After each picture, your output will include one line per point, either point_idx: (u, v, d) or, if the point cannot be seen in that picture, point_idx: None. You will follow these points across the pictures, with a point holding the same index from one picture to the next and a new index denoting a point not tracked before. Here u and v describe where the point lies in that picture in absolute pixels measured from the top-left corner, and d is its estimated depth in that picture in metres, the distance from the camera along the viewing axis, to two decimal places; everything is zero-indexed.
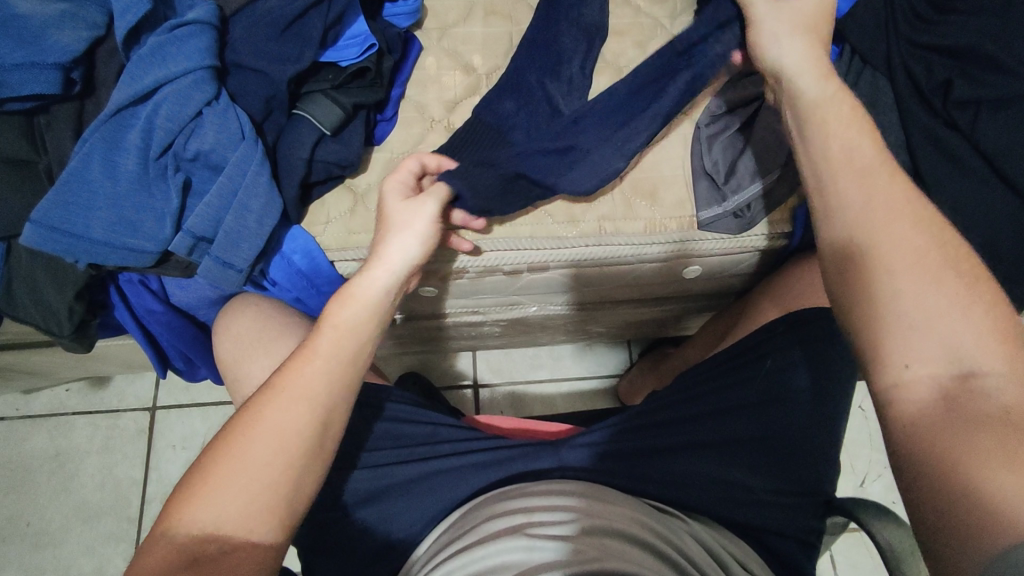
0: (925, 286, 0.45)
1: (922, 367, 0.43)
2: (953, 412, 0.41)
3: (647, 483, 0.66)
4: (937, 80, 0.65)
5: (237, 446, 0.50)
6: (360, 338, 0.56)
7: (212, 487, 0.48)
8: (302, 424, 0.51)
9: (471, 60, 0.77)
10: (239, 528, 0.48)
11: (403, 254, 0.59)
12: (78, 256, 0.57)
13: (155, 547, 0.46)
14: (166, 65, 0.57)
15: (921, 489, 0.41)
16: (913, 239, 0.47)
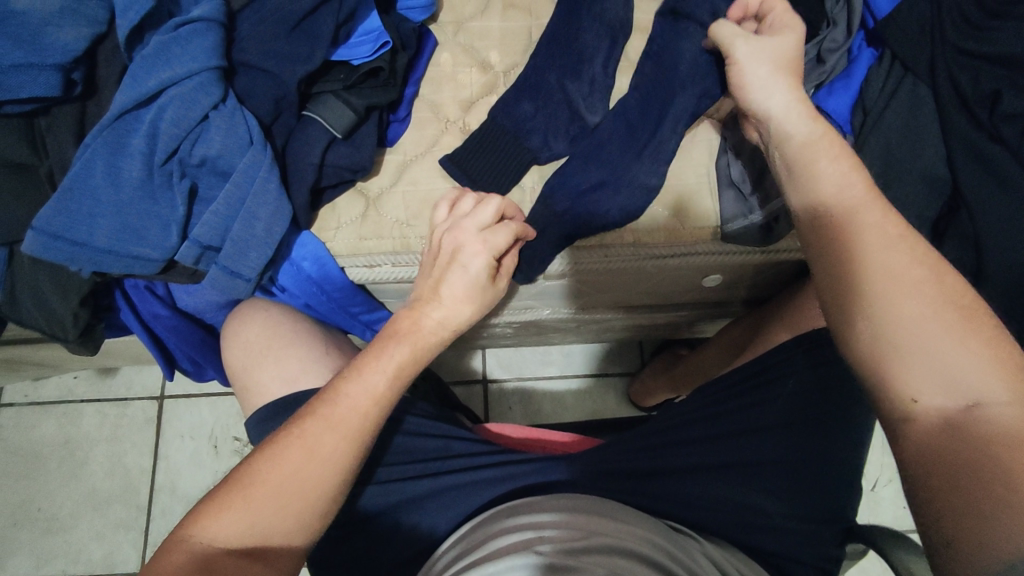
0: (925, 309, 0.44)
1: (929, 401, 0.43)
2: (958, 444, 0.41)
3: (662, 503, 0.65)
4: (984, 90, 0.62)
5: (277, 460, 0.49)
6: (408, 375, 0.55)
7: (248, 496, 0.48)
8: (345, 451, 0.50)
9: (489, 56, 0.73)
10: (269, 542, 0.48)
11: (465, 309, 0.58)
12: (82, 265, 0.56)
13: (179, 549, 0.46)
14: (171, 67, 0.55)
15: (940, 507, 0.40)
16: (902, 260, 0.46)
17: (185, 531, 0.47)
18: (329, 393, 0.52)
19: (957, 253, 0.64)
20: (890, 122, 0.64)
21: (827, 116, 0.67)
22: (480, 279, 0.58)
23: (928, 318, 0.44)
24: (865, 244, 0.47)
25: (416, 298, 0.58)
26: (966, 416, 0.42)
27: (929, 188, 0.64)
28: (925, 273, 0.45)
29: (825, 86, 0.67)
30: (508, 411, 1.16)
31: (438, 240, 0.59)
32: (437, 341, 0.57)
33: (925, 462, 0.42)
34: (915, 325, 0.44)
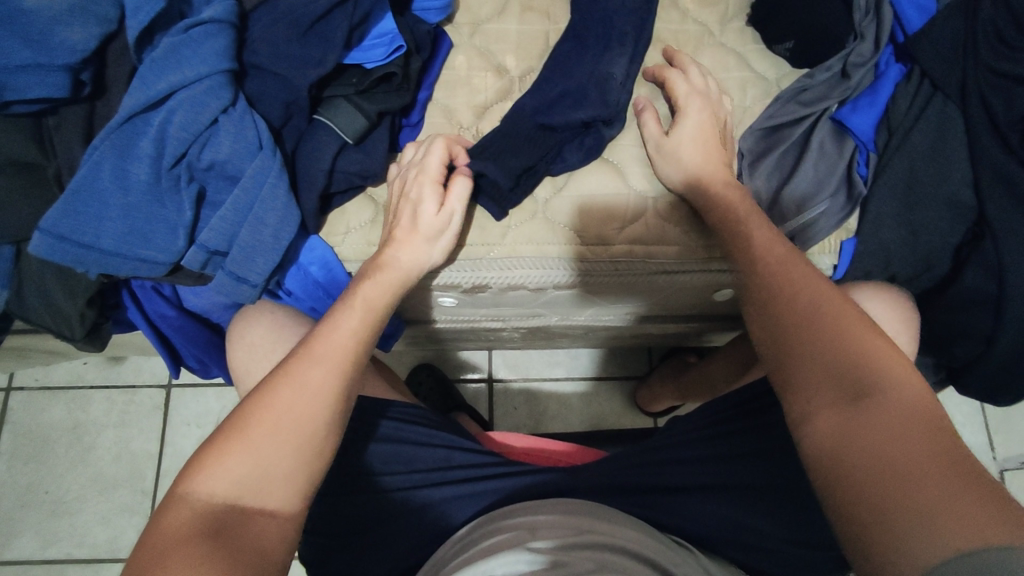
0: (841, 339, 0.49)
1: (822, 400, 0.47)
2: (881, 435, 0.42)
3: (662, 515, 0.64)
4: (1016, 116, 0.60)
5: (271, 400, 0.50)
6: (383, 306, 0.58)
7: (247, 442, 0.47)
8: (333, 387, 0.52)
9: (505, 60, 0.72)
10: (265, 485, 0.47)
11: (429, 245, 0.61)
12: (88, 266, 0.55)
13: (179, 506, 0.44)
14: (181, 69, 0.54)
15: (850, 498, 0.41)
16: (811, 294, 0.52)
17: (182, 485, 0.46)
18: (310, 336, 0.54)
19: (979, 281, 0.62)
20: (916, 142, 0.62)
21: (851, 133, 0.65)
22: (432, 205, 0.61)
23: (851, 352, 0.48)
24: (776, 281, 0.54)
25: (384, 238, 0.62)
26: (851, 415, 0.45)
27: (951, 213, 0.62)
28: (837, 309, 0.51)
29: (850, 102, 0.65)
30: (513, 411, 1.15)
31: (401, 177, 0.64)
32: (407, 276, 0.60)
33: (824, 464, 0.44)
34: (827, 350, 0.49)
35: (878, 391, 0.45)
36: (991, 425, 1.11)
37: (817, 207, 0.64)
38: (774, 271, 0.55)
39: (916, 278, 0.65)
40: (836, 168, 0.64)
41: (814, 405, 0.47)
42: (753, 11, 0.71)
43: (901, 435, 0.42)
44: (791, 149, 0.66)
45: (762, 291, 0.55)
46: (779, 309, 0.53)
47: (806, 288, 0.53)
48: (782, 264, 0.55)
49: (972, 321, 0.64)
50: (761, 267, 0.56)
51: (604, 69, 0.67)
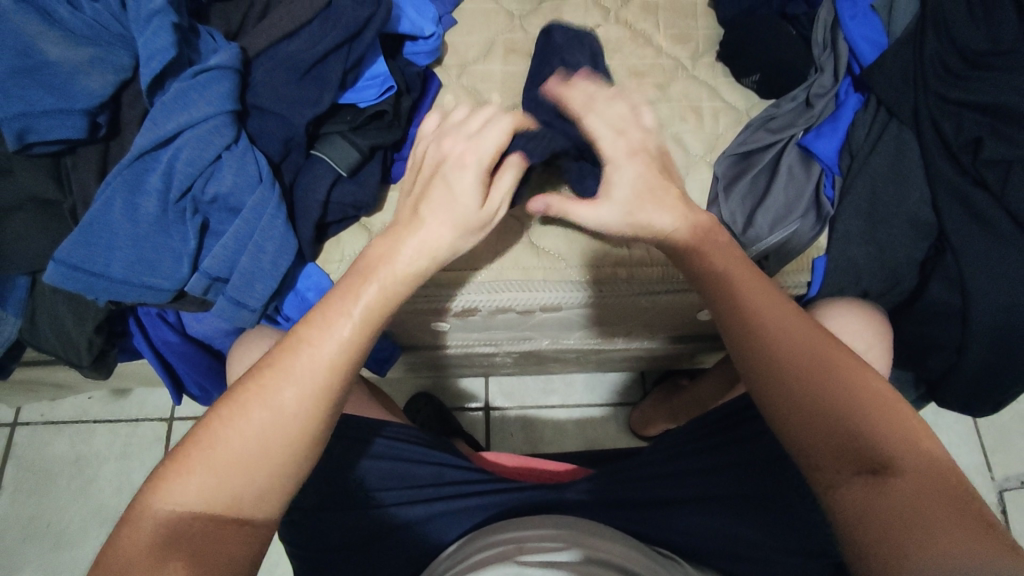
0: (835, 386, 0.48)
1: (824, 453, 0.47)
2: (899, 494, 0.44)
3: (647, 529, 0.65)
4: (967, 138, 0.63)
5: (239, 421, 0.47)
6: (376, 319, 0.52)
7: (206, 459, 0.46)
8: (312, 411, 0.48)
9: (490, 98, 0.76)
10: (230, 505, 0.45)
11: (446, 230, 0.55)
12: (98, 294, 0.59)
13: (143, 519, 0.44)
14: (189, 111, 0.59)
15: (866, 546, 0.43)
16: (801, 335, 0.51)
17: (145, 501, 0.45)
18: (296, 341, 0.49)
19: (942, 295, 0.65)
20: (876, 165, 0.66)
21: (817, 157, 0.69)
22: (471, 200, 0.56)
23: (846, 398, 0.48)
24: (761, 330, 0.52)
25: (390, 228, 0.56)
26: (868, 481, 0.45)
27: (913, 230, 0.65)
28: (825, 349, 0.50)
29: (814, 129, 0.69)
30: (509, 438, 1.17)
31: (435, 152, 0.59)
32: (403, 289, 0.53)
33: (842, 523, 0.45)
34: (827, 400, 0.48)
35: (881, 439, 0.47)
36: (986, 444, 1.11)
37: (788, 228, 0.67)
38: (757, 314, 0.52)
39: (887, 293, 0.68)
40: (805, 191, 0.68)
41: (822, 446, 0.47)
42: (721, 48, 0.76)
43: (913, 486, 0.44)
44: (761, 173, 0.70)
45: (750, 347, 0.51)
46: (774, 363, 0.50)
47: (789, 333, 0.51)
48: (756, 293, 0.53)
49: (943, 334, 0.66)
50: (751, 319, 0.52)
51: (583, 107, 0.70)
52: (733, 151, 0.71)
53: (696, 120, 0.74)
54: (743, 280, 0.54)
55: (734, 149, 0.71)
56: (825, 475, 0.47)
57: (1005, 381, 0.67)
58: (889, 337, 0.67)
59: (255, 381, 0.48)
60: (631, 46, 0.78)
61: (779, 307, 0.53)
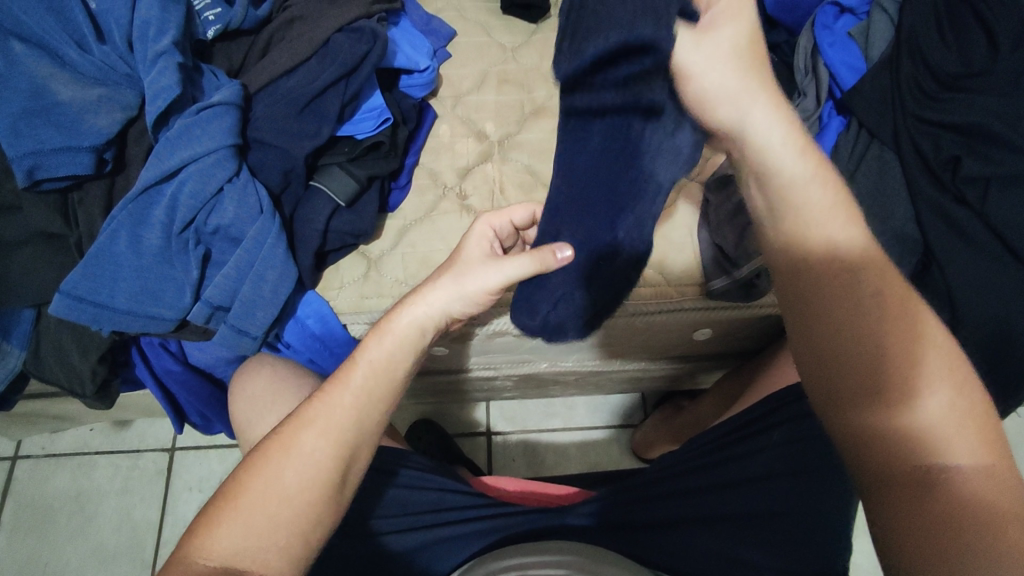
0: (896, 351, 0.47)
1: (898, 407, 0.46)
2: (945, 507, 0.42)
3: (649, 551, 0.66)
4: (945, 155, 0.65)
5: (270, 473, 0.48)
6: (393, 370, 0.52)
7: (238, 510, 0.47)
8: (336, 458, 0.49)
9: (484, 127, 0.79)
10: (252, 557, 0.45)
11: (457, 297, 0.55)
12: (102, 324, 0.60)
13: (177, 572, 0.45)
14: (192, 145, 0.61)
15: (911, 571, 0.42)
16: (874, 313, 0.48)
17: (178, 554, 0.46)
18: (319, 394, 0.51)
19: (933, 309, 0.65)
20: (861, 184, 0.68)
21: None
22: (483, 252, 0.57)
23: (909, 364, 0.47)
24: (840, 289, 0.49)
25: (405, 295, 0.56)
26: (913, 429, 0.45)
27: (900, 246, 0.66)
28: (898, 317, 0.48)
29: None
30: (511, 463, 1.16)
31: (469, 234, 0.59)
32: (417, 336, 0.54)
33: (890, 544, 0.44)
34: (881, 359, 0.47)
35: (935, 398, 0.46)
36: None
37: None
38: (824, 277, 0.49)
39: None
40: None
41: (876, 441, 0.46)
42: None
43: (961, 458, 0.44)
44: None
45: (801, 307, 0.50)
46: (834, 324, 0.48)
47: (867, 303, 0.48)
48: (846, 261, 0.49)
49: None
50: (807, 280, 0.50)
51: None
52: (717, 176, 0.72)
53: None
54: (834, 216, 0.49)
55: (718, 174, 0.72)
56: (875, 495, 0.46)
57: (999, 394, 0.67)
58: None
59: (282, 437, 0.50)
60: None
61: (866, 284, 0.48)
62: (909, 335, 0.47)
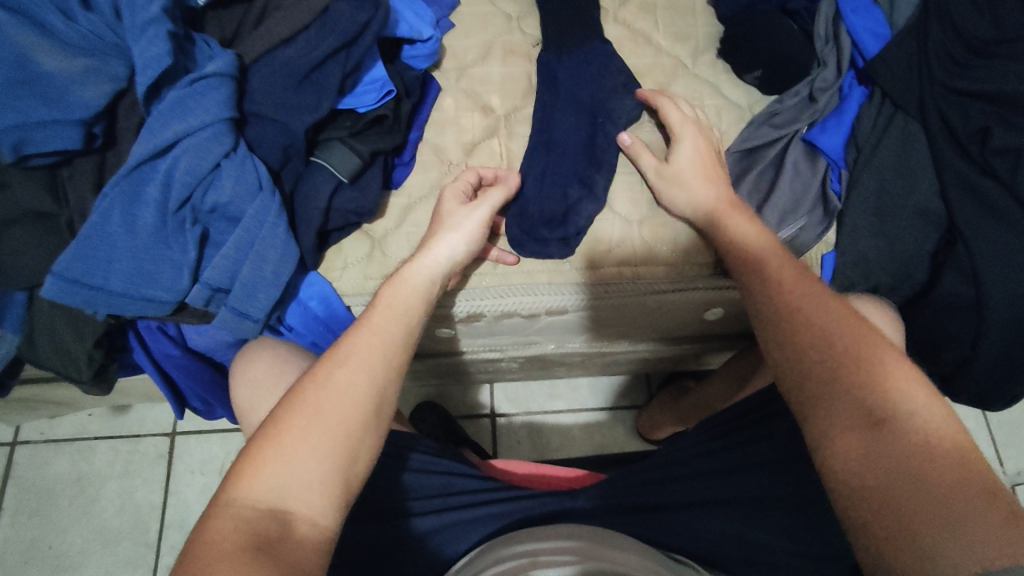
0: (851, 357, 0.52)
1: (846, 422, 0.49)
2: (900, 465, 0.46)
3: (664, 534, 0.64)
4: (973, 126, 0.63)
5: (307, 409, 0.49)
6: (414, 306, 0.58)
7: (279, 447, 0.47)
8: (369, 393, 0.51)
9: (490, 100, 0.76)
10: (297, 495, 0.46)
11: (464, 241, 0.62)
12: (97, 307, 0.58)
13: (221, 516, 0.44)
14: (186, 118, 0.58)
15: (880, 517, 0.44)
16: (834, 324, 0.54)
17: (221, 498, 0.45)
18: (346, 337, 0.55)
19: (954, 286, 0.64)
20: (883, 157, 0.66)
21: (822, 152, 0.69)
22: (458, 206, 0.65)
23: (866, 370, 0.51)
24: (793, 306, 0.56)
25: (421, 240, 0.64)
26: (874, 443, 0.48)
27: (923, 222, 0.65)
28: (859, 334, 0.54)
29: (818, 124, 0.69)
30: (516, 446, 1.15)
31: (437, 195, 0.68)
32: (440, 271, 0.61)
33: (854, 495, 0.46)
34: (851, 379, 0.51)
35: (895, 420, 0.48)
36: (998, 439, 1.07)
37: (794, 224, 0.67)
38: (786, 293, 0.57)
39: (897, 287, 0.67)
40: (811, 186, 0.68)
41: (826, 415, 0.50)
42: (721, 45, 0.76)
43: (923, 466, 0.45)
44: (767, 171, 0.70)
45: (773, 307, 0.57)
46: (794, 321, 0.56)
47: (829, 323, 0.55)
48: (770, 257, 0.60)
49: (956, 327, 0.66)
50: (778, 292, 0.58)
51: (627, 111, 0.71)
52: (735, 151, 0.71)
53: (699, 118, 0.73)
54: (777, 265, 0.60)
55: (735, 150, 0.70)
56: (847, 458, 0.48)
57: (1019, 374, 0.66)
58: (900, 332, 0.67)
59: (315, 376, 0.51)
60: (630, 45, 0.77)
61: (784, 269, 0.59)
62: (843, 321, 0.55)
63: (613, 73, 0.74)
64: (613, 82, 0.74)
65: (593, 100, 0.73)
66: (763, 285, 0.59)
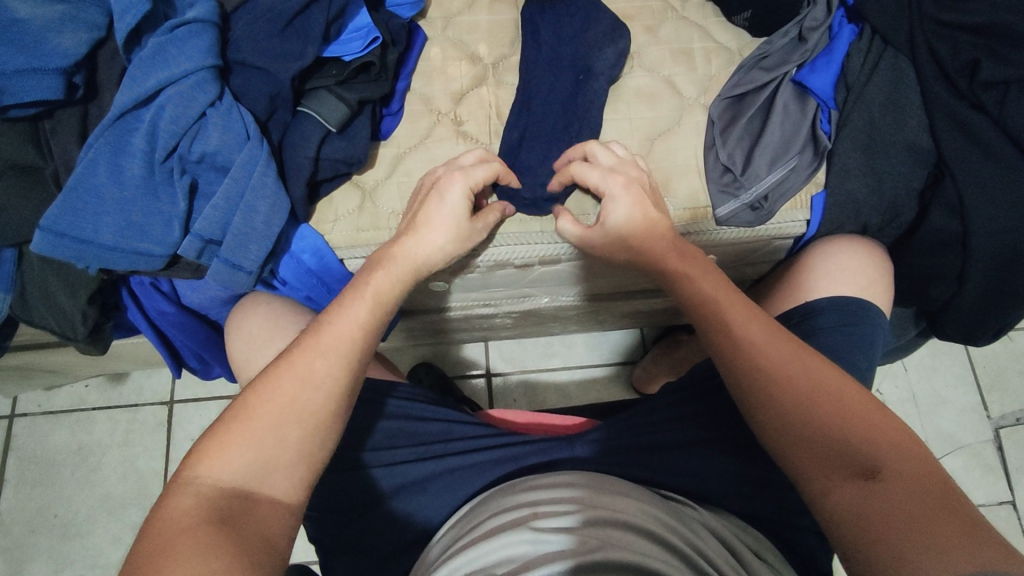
0: (827, 404, 0.49)
1: (840, 476, 0.46)
2: (882, 499, 0.43)
3: (659, 472, 0.65)
4: (963, 60, 0.63)
5: (279, 390, 0.50)
6: (391, 298, 0.58)
7: (249, 431, 0.48)
8: (340, 382, 0.52)
9: (477, 49, 0.75)
10: (264, 479, 0.47)
11: (448, 243, 0.61)
12: (88, 262, 0.58)
13: (185, 492, 0.44)
14: (168, 66, 0.57)
15: (873, 549, 0.42)
16: (807, 381, 0.50)
17: (181, 475, 0.46)
18: (318, 322, 0.54)
19: (942, 223, 0.65)
20: (873, 94, 0.66)
21: (811, 93, 0.68)
22: (458, 210, 0.61)
23: (841, 416, 0.48)
24: (757, 370, 0.51)
25: (401, 231, 0.63)
26: (866, 497, 0.44)
27: (912, 158, 0.65)
28: (833, 382, 0.50)
29: (808, 64, 0.68)
30: (512, 403, 1.17)
31: (432, 173, 0.65)
32: (415, 270, 0.61)
33: (847, 533, 0.44)
34: (836, 435, 0.47)
35: (883, 463, 0.45)
36: (983, 383, 1.10)
37: (786, 164, 0.66)
38: (753, 349, 0.52)
39: (886, 228, 0.68)
40: (800, 128, 0.67)
41: (795, 449, 0.49)
42: None
43: (912, 509, 0.42)
44: (756, 114, 0.69)
45: (730, 349, 0.53)
46: (745, 345, 0.53)
47: (801, 374, 0.50)
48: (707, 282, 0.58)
49: (943, 263, 0.67)
50: (741, 349, 0.53)
51: (612, 59, 0.71)
52: (725, 96, 0.70)
53: (688, 62, 0.73)
54: (743, 319, 0.54)
55: (725, 93, 0.70)
56: (837, 500, 0.45)
57: (1000, 308, 0.68)
58: (887, 270, 0.68)
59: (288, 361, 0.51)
60: None
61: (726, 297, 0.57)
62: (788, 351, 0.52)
63: (598, 21, 0.73)
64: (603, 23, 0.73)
65: (575, 54, 0.72)
66: (723, 346, 0.54)
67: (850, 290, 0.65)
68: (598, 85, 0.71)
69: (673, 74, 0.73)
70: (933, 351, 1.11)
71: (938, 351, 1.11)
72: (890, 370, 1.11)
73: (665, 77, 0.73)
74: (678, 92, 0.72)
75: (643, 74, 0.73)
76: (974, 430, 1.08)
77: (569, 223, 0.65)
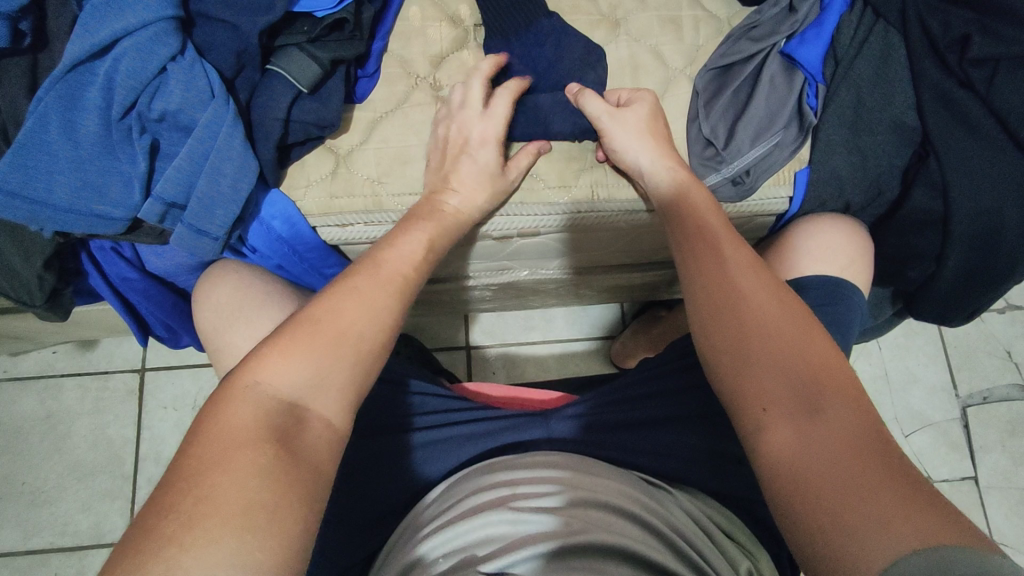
0: (789, 334, 0.50)
1: (778, 411, 0.47)
2: (815, 443, 0.44)
3: (636, 455, 0.64)
4: (955, 35, 0.62)
5: (340, 310, 0.50)
6: (437, 243, 0.59)
7: (314, 344, 0.47)
8: (393, 314, 0.52)
9: (459, 9, 0.71)
10: (317, 395, 0.46)
11: (488, 193, 0.64)
12: (41, 223, 0.55)
13: (246, 401, 0.44)
14: (124, 15, 0.53)
15: (799, 489, 0.43)
16: (777, 310, 0.51)
17: (241, 381, 0.45)
18: (370, 258, 0.55)
19: (925, 202, 0.64)
20: (861, 69, 0.64)
21: (800, 66, 0.66)
22: (496, 166, 0.64)
23: (796, 349, 0.49)
24: (732, 297, 0.53)
25: (433, 181, 0.64)
26: (801, 434, 0.45)
27: (898, 136, 0.65)
28: (801, 324, 0.50)
29: (797, 36, 0.66)
30: (490, 376, 1.16)
31: (450, 128, 0.65)
32: (455, 220, 0.62)
33: (777, 476, 0.44)
34: (782, 374, 0.48)
35: (829, 404, 0.45)
36: (953, 362, 1.12)
37: (770, 139, 0.65)
38: (732, 277, 0.54)
39: (868, 206, 0.68)
40: (787, 103, 0.65)
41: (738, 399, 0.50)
42: None
43: (842, 463, 0.42)
44: (743, 86, 0.67)
45: (702, 278, 0.55)
46: (724, 271, 0.54)
47: (763, 306, 0.52)
48: (697, 211, 0.59)
49: (924, 242, 0.67)
50: (724, 270, 0.54)
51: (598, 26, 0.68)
52: (712, 66, 0.68)
53: (676, 31, 0.71)
54: (729, 245, 0.56)
55: (712, 64, 0.68)
56: (782, 459, 0.45)
57: (982, 289, 0.68)
58: (868, 248, 0.68)
59: (345, 287, 0.52)
60: None
61: (716, 221, 0.58)
62: (765, 284, 0.53)
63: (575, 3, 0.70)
64: (578, 21, 0.71)
65: (555, 47, 0.68)
66: (709, 259, 0.55)
67: (829, 269, 0.65)
68: (580, 52, 0.68)
69: (660, 43, 0.70)
70: (908, 329, 1.13)
71: (912, 330, 1.12)
72: (865, 349, 1.12)
73: (651, 46, 0.70)
74: (664, 63, 0.70)
75: (629, 43, 0.70)
76: (942, 407, 1.10)
77: (575, 85, 0.66)
